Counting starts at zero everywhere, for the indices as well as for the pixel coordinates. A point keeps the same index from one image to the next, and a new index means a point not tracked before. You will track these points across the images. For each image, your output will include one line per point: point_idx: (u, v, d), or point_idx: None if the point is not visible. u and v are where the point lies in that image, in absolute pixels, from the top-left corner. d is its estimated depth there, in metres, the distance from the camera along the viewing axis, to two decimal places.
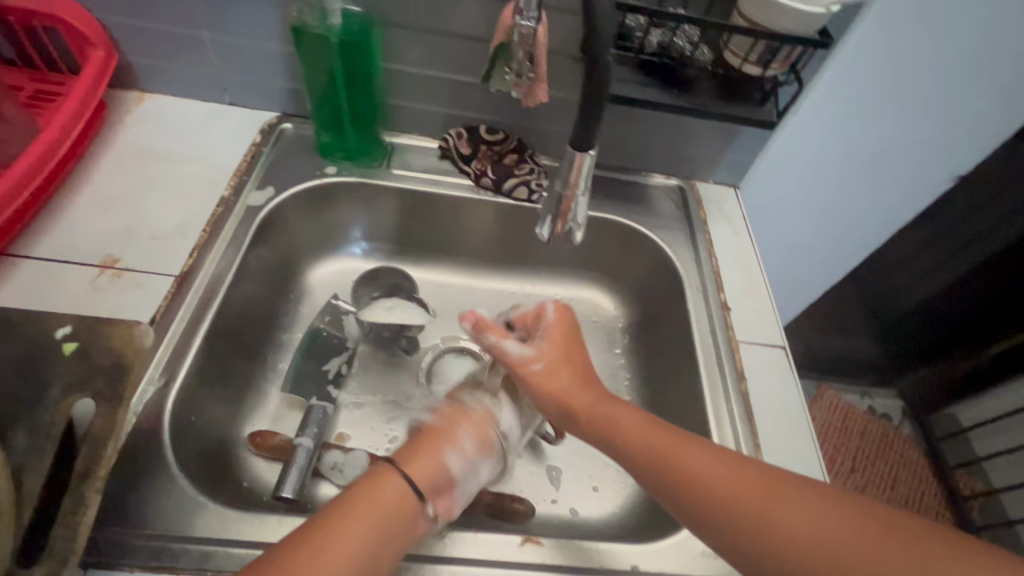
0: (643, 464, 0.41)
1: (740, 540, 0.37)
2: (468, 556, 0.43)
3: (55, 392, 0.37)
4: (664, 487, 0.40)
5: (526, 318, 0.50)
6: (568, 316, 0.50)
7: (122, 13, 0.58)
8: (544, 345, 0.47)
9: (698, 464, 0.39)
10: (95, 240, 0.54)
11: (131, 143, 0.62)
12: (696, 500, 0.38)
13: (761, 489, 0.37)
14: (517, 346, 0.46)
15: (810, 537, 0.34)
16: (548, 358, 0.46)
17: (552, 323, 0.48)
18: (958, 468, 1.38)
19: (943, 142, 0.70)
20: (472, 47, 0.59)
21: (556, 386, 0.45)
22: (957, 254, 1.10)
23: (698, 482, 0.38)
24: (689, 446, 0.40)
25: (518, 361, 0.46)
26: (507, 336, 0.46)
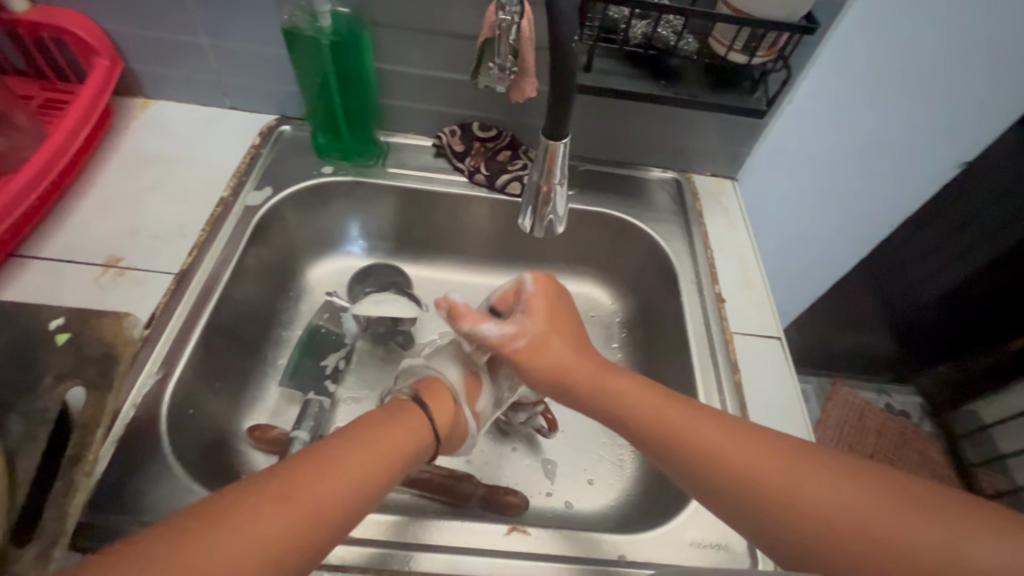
0: (650, 437, 0.40)
1: (754, 513, 0.35)
2: (454, 545, 0.44)
3: (49, 380, 0.39)
4: (674, 460, 0.39)
5: (507, 296, 0.51)
6: (549, 287, 0.50)
7: (124, 22, 0.60)
8: (526, 320, 0.47)
9: (708, 435, 0.38)
10: (100, 240, 0.56)
11: (135, 147, 0.64)
12: (707, 474, 0.37)
13: (775, 459, 0.35)
14: (494, 328, 0.47)
15: (825, 504, 0.33)
16: (531, 333, 0.47)
17: (535, 295, 0.49)
18: (981, 467, 1.33)
19: (949, 128, 0.68)
20: (459, 44, 0.59)
21: (547, 360, 0.46)
22: (972, 244, 1.07)
23: (715, 458, 0.37)
24: (697, 416, 0.39)
25: (498, 341, 0.46)
26: (483, 319, 0.47)
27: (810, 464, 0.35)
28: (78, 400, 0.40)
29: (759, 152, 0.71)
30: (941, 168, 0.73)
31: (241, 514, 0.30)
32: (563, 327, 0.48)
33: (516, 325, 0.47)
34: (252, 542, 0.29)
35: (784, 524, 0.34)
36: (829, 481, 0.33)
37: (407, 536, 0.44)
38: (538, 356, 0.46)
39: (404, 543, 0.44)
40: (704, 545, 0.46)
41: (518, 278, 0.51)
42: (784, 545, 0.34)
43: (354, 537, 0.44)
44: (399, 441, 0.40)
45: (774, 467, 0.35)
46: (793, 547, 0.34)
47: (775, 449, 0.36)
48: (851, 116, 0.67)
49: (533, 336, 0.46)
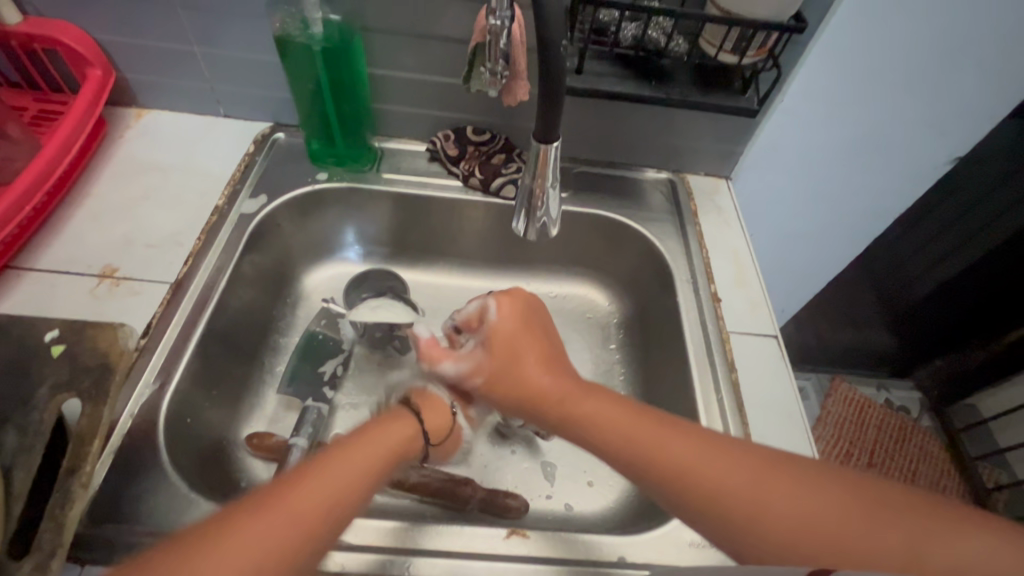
0: (622, 452, 0.40)
1: (725, 527, 0.35)
2: (452, 549, 0.44)
3: (44, 391, 0.39)
4: (646, 476, 0.38)
5: (471, 321, 0.52)
6: (513, 312, 0.50)
7: (116, 32, 0.60)
8: (481, 356, 0.49)
9: (680, 449, 0.37)
10: (96, 251, 0.56)
11: (129, 157, 0.64)
12: (680, 488, 0.36)
13: (746, 470, 0.36)
14: (452, 367, 0.50)
15: (792, 518, 0.33)
16: (488, 369, 0.48)
17: (496, 325, 0.49)
18: (981, 461, 1.34)
19: (938, 123, 0.69)
20: (451, 48, 0.60)
21: (512, 386, 0.46)
22: (968, 239, 1.07)
23: (685, 474, 0.36)
24: (667, 429, 0.39)
25: (458, 378, 0.50)
26: (442, 358, 0.50)
27: (781, 475, 0.35)
28: (73, 412, 0.40)
29: (751, 151, 0.72)
30: (931, 162, 0.74)
31: (250, 527, 0.30)
32: (529, 348, 0.47)
33: (474, 361, 0.49)
34: (251, 549, 0.29)
35: (755, 537, 0.34)
36: (800, 493, 0.34)
37: (406, 541, 0.44)
38: (505, 381, 0.46)
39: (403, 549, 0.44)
40: (704, 545, 0.46)
41: (481, 303, 0.51)
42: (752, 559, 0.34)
43: (351, 543, 0.44)
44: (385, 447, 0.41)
45: (745, 479, 0.35)
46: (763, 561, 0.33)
47: (747, 461, 0.36)
48: (839, 115, 0.67)
49: (487, 374, 0.48)
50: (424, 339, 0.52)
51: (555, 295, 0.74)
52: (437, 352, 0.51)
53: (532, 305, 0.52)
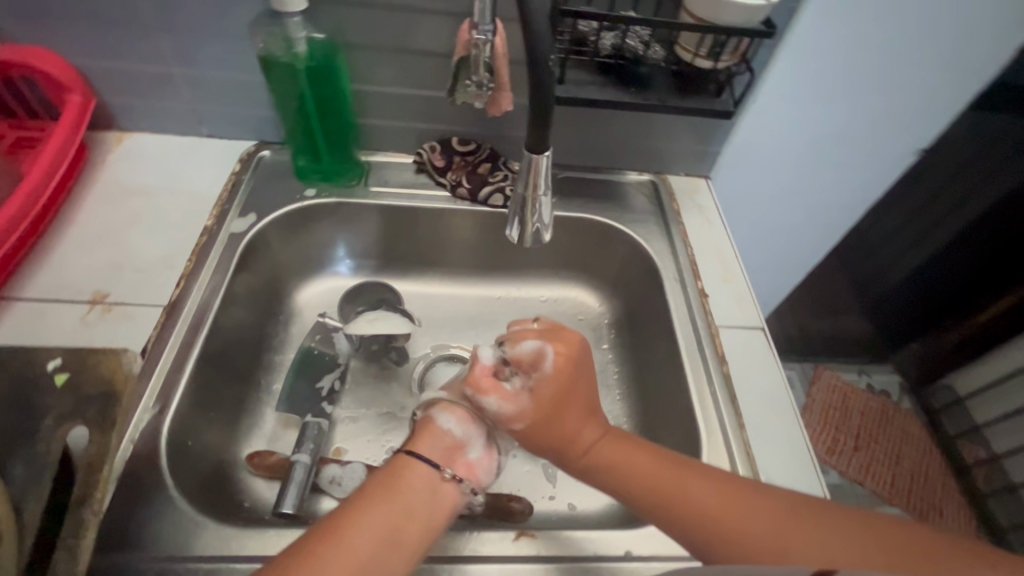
0: (647, 500, 0.41)
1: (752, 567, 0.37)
2: (462, 553, 0.45)
3: (48, 422, 0.38)
4: (671, 521, 0.40)
5: (524, 360, 0.48)
6: (567, 366, 0.47)
7: (95, 57, 0.60)
8: (526, 402, 0.47)
9: (704, 495, 0.40)
10: (84, 277, 0.55)
11: (112, 181, 0.64)
12: (706, 533, 0.39)
13: (768, 514, 0.38)
14: (495, 404, 0.47)
15: (774, 535, 0.37)
16: (532, 416, 0.46)
17: (548, 377, 0.47)
18: (959, 438, 1.39)
19: (901, 119, 0.72)
20: (434, 62, 0.61)
21: (552, 436, 0.46)
22: (936, 225, 1.12)
23: (677, 495, 0.40)
24: (689, 474, 0.41)
25: (498, 417, 0.47)
26: (486, 394, 0.47)
27: (800, 517, 0.38)
28: (78, 443, 0.40)
29: (730, 151, 0.74)
30: (899, 153, 0.78)
31: None
32: (578, 404, 0.47)
33: (519, 405, 0.47)
34: None
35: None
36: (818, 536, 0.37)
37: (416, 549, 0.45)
38: (547, 431, 0.46)
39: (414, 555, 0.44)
40: None
41: (540, 346, 0.48)
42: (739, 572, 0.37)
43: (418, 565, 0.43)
44: (408, 498, 0.40)
45: (767, 522, 0.38)
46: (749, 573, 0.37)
47: (768, 505, 0.39)
48: (812, 113, 0.70)
49: (529, 423, 0.46)
50: (476, 362, 0.49)
51: (546, 299, 0.75)
52: (487, 385, 0.47)
53: (586, 351, 0.50)
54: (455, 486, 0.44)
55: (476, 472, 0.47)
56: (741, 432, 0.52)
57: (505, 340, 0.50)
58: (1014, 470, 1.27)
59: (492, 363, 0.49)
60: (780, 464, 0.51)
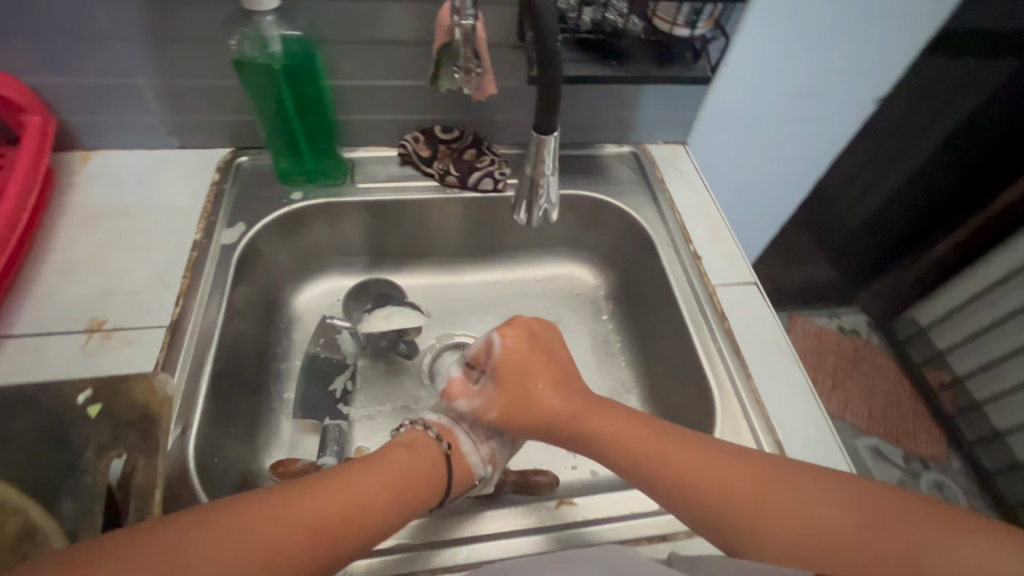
0: (628, 464, 0.43)
1: (727, 528, 0.39)
2: (511, 529, 0.47)
3: (90, 453, 0.38)
4: (652, 482, 0.42)
5: (480, 355, 0.50)
6: (521, 344, 0.49)
7: (51, 74, 0.56)
8: (493, 391, 0.48)
9: (684, 464, 0.41)
10: (76, 306, 0.53)
11: (85, 203, 0.61)
12: (683, 495, 0.41)
13: (751, 479, 0.40)
14: (467, 406, 0.49)
15: (746, 495, 0.39)
16: (501, 404, 0.48)
17: (503, 362, 0.48)
18: (925, 364, 1.49)
19: (857, 72, 0.76)
20: (411, 50, 0.60)
21: (529, 414, 0.47)
22: (890, 168, 1.18)
23: (657, 463, 0.42)
24: (674, 444, 0.43)
25: (473, 415, 0.49)
26: (458, 397, 0.49)
27: (779, 485, 0.39)
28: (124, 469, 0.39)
29: (703, 117, 0.76)
30: (860, 101, 0.81)
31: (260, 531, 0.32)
32: (541, 374, 0.48)
33: (486, 398, 0.48)
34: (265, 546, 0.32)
35: (755, 540, 0.38)
36: (789, 501, 0.38)
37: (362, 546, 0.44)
38: (519, 408, 0.47)
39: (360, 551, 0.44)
40: None
41: (488, 337, 0.50)
42: (712, 527, 0.40)
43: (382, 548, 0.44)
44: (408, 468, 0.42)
45: (747, 485, 0.39)
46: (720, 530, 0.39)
47: (751, 472, 0.40)
48: (776, 73, 0.73)
49: (502, 408, 0.48)
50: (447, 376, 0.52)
51: (542, 278, 0.77)
52: (457, 388, 0.50)
53: (536, 330, 0.51)
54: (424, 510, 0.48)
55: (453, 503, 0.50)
56: (749, 382, 0.55)
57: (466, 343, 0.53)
58: (976, 387, 1.38)
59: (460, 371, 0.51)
60: (788, 407, 0.54)
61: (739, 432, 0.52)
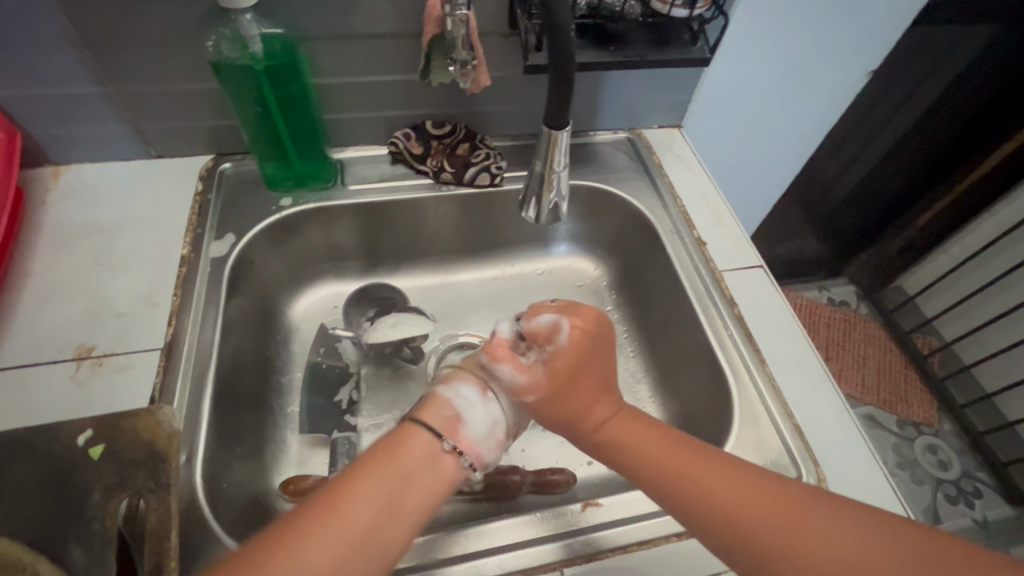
0: (656, 481, 0.40)
1: (762, 562, 0.34)
2: (538, 535, 0.46)
3: (98, 497, 0.36)
4: (678, 502, 0.39)
5: (539, 334, 0.49)
6: (584, 340, 0.48)
7: (13, 87, 0.53)
8: (541, 376, 0.47)
9: (713, 484, 0.37)
10: (61, 333, 0.50)
11: (61, 222, 0.57)
12: (709, 514, 0.37)
13: (786, 508, 0.35)
14: (510, 373, 0.47)
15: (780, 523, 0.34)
16: (544, 392, 0.47)
17: (563, 348, 0.48)
18: (915, 332, 1.50)
19: (852, 46, 0.75)
20: (398, 44, 0.57)
21: (562, 408, 0.47)
22: (877, 137, 1.19)
23: (688, 480, 0.38)
24: (705, 464, 0.39)
25: (510, 388, 0.48)
26: (503, 362, 0.48)
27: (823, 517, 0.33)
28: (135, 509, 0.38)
29: (699, 98, 0.74)
30: (853, 76, 0.80)
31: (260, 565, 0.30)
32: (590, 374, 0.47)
33: (532, 378, 0.47)
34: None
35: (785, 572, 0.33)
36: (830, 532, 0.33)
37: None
38: (559, 404, 0.47)
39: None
40: None
41: (556, 320, 0.49)
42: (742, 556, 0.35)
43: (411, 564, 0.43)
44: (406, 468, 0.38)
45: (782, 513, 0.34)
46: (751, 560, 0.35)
47: (785, 493, 0.36)
48: (772, 51, 0.72)
49: (542, 393, 0.47)
50: (495, 336, 0.50)
51: (543, 271, 0.75)
52: (502, 354, 0.48)
53: (602, 327, 0.50)
54: (456, 459, 0.42)
55: (478, 448, 0.44)
56: (763, 367, 0.55)
57: (522, 315, 0.51)
58: (965, 352, 1.41)
59: (511, 337, 0.50)
60: (804, 391, 0.54)
61: (756, 419, 0.52)
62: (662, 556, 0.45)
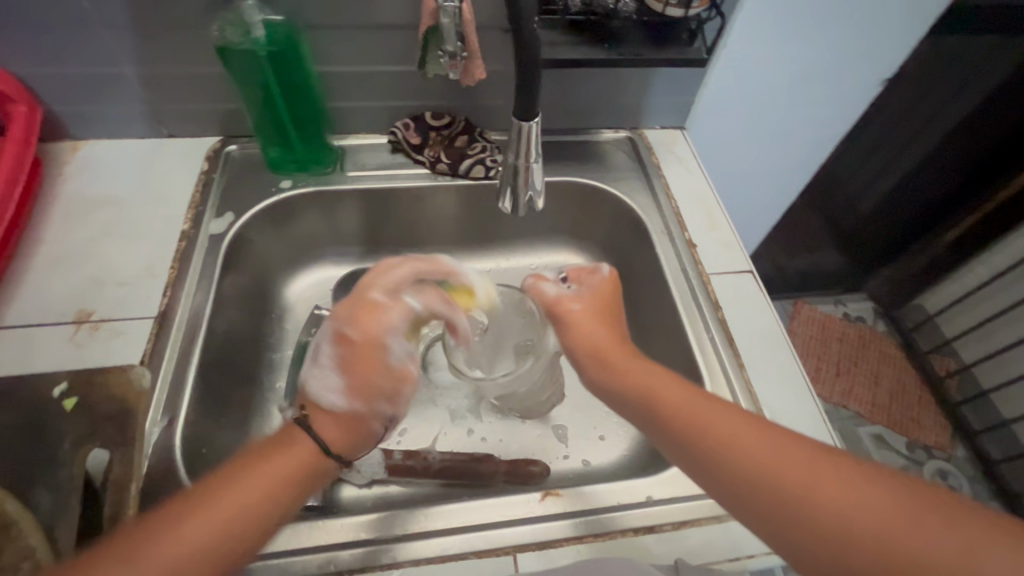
0: (666, 428, 0.40)
1: (761, 507, 0.35)
2: (496, 518, 0.46)
3: (68, 446, 0.40)
4: (687, 451, 0.39)
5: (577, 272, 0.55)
6: (618, 284, 0.54)
7: (37, 64, 0.56)
8: (584, 293, 0.52)
9: (725, 432, 0.37)
10: (65, 298, 0.53)
11: (75, 194, 0.61)
12: (716, 461, 0.37)
13: (797, 457, 0.35)
14: (553, 289, 0.53)
15: (789, 473, 0.34)
16: (588, 302, 0.51)
17: (603, 281, 0.53)
18: (931, 352, 1.46)
19: (866, 51, 0.73)
20: (398, 36, 0.58)
21: (592, 330, 0.49)
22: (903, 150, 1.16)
23: (700, 424, 0.39)
24: (721, 415, 0.39)
25: (554, 300, 0.52)
26: (547, 282, 0.54)
27: (836, 474, 0.33)
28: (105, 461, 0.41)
29: (703, 99, 0.74)
30: (867, 83, 0.79)
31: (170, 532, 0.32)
32: None
33: (573, 296, 0.52)
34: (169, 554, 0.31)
35: (790, 520, 0.33)
36: (842, 488, 0.32)
37: (338, 536, 0.44)
38: None
39: (340, 544, 0.44)
40: None
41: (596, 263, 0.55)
42: (744, 502, 0.36)
43: (371, 538, 0.44)
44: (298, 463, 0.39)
45: (791, 467, 0.34)
46: (752, 508, 0.35)
47: (807, 454, 0.35)
48: (782, 54, 0.71)
49: (588, 302, 0.51)
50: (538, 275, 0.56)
51: (538, 265, 0.76)
52: (545, 280, 0.54)
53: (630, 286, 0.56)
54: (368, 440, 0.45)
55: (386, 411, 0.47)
56: (742, 371, 0.54)
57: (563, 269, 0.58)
58: (984, 375, 1.36)
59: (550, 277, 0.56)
60: (782, 397, 0.54)
61: None
62: (614, 548, 0.44)
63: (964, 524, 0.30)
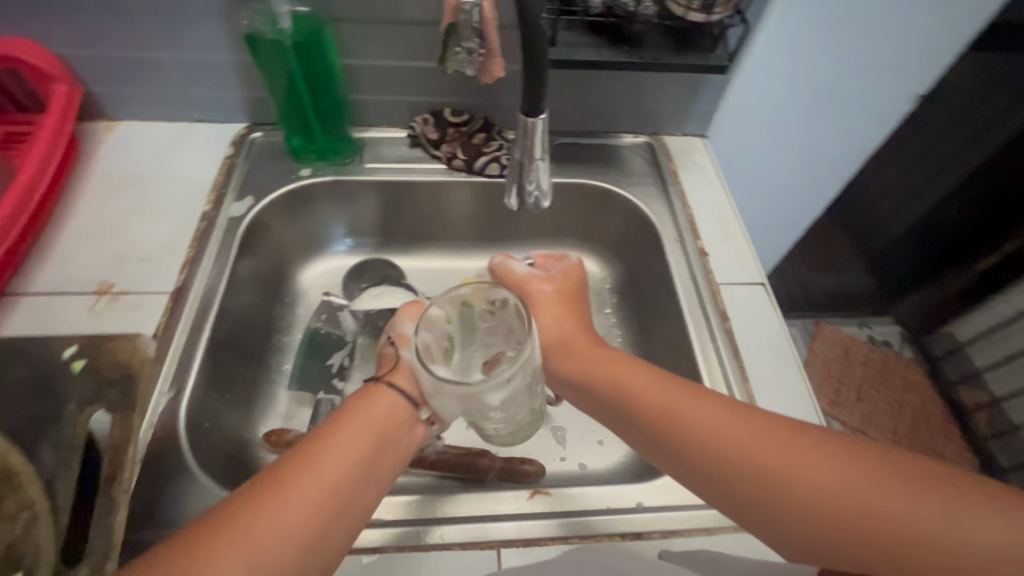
0: (642, 420, 0.40)
1: (746, 494, 0.34)
2: (487, 512, 0.46)
3: (72, 407, 0.45)
4: (664, 443, 0.38)
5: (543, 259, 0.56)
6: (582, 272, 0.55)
7: (78, 46, 0.59)
8: (555, 275, 0.53)
9: (704, 419, 0.37)
10: (89, 269, 0.55)
11: (106, 171, 0.63)
12: (694, 451, 0.36)
13: (780, 441, 0.34)
14: (524, 266, 0.53)
15: (773, 457, 0.34)
16: (558, 284, 0.52)
17: (569, 266, 0.54)
18: (960, 384, 1.41)
19: (900, 64, 0.71)
20: (421, 31, 0.59)
21: (549, 309, 0.50)
22: (938, 171, 1.12)
23: (677, 414, 0.38)
24: (698, 401, 0.38)
25: (525, 278, 0.52)
26: (514, 259, 0.54)
27: (821, 455, 0.33)
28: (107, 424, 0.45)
29: (725, 108, 0.73)
30: (899, 97, 0.76)
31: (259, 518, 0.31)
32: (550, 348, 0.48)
33: (544, 276, 0.53)
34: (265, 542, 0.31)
35: (781, 503, 0.33)
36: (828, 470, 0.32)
37: None
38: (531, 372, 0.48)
39: None
40: None
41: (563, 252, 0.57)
42: (728, 493, 0.35)
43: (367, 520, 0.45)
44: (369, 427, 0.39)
45: (774, 453, 0.34)
46: (738, 497, 0.35)
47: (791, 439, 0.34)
48: (808, 65, 0.69)
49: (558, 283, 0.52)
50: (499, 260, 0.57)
51: None
52: (510, 259, 0.55)
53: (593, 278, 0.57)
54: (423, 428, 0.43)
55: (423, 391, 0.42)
56: (746, 385, 0.53)
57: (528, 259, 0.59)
58: (1014, 410, 1.30)
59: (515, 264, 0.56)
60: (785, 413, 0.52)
61: None
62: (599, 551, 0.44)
63: (942, 514, 0.29)
